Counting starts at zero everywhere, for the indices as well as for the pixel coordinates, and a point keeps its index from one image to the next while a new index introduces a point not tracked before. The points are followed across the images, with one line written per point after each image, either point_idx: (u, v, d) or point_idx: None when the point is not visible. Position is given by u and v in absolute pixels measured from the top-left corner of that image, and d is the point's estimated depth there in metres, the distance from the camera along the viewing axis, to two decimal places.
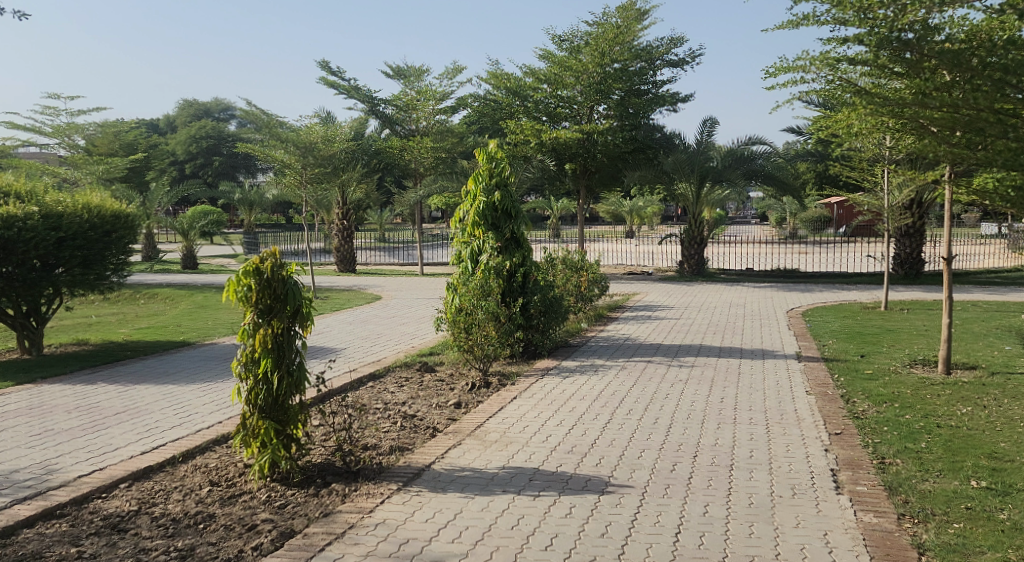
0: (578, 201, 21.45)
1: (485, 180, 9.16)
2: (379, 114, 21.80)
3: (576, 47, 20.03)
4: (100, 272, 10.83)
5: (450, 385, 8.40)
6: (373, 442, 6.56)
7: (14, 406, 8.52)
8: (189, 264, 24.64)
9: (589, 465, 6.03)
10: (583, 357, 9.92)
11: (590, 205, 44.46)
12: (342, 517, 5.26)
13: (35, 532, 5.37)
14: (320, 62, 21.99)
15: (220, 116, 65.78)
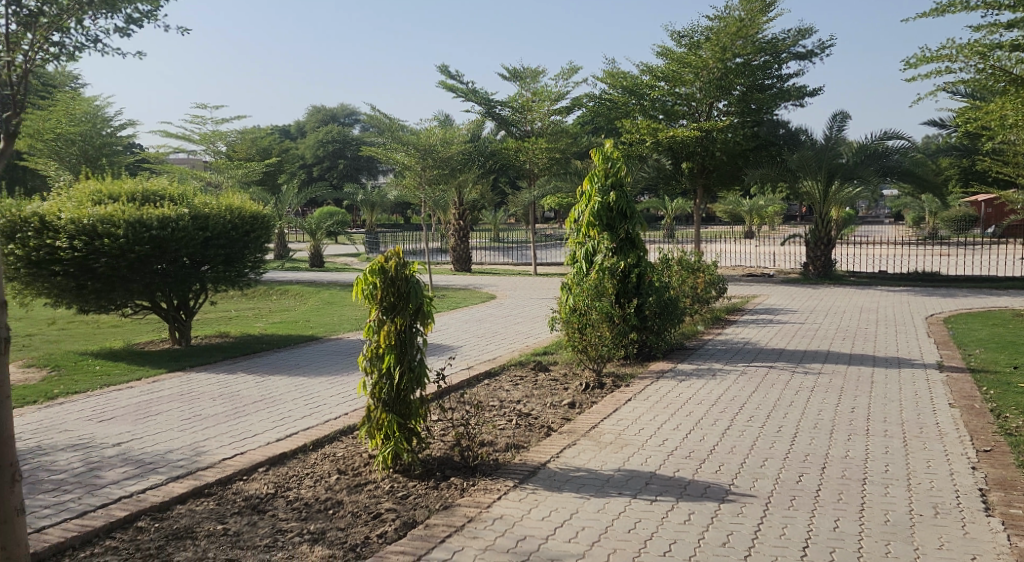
0: (695, 201, 21.16)
1: (601, 180, 9.27)
2: (496, 115, 22.16)
3: (696, 42, 19.78)
4: (241, 270, 11.56)
5: (564, 385, 8.56)
6: (490, 439, 6.79)
7: (166, 392, 9.24)
8: (316, 263, 25.67)
9: (709, 472, 6.07)
10: (698, 360, 9.89)
11: (709, 205, 43.70)
12: (461, 510, 5.49)
13: (187, 508, 5.87)
14: (440, 65, 22.56)
15: (345, 121, 68.07)
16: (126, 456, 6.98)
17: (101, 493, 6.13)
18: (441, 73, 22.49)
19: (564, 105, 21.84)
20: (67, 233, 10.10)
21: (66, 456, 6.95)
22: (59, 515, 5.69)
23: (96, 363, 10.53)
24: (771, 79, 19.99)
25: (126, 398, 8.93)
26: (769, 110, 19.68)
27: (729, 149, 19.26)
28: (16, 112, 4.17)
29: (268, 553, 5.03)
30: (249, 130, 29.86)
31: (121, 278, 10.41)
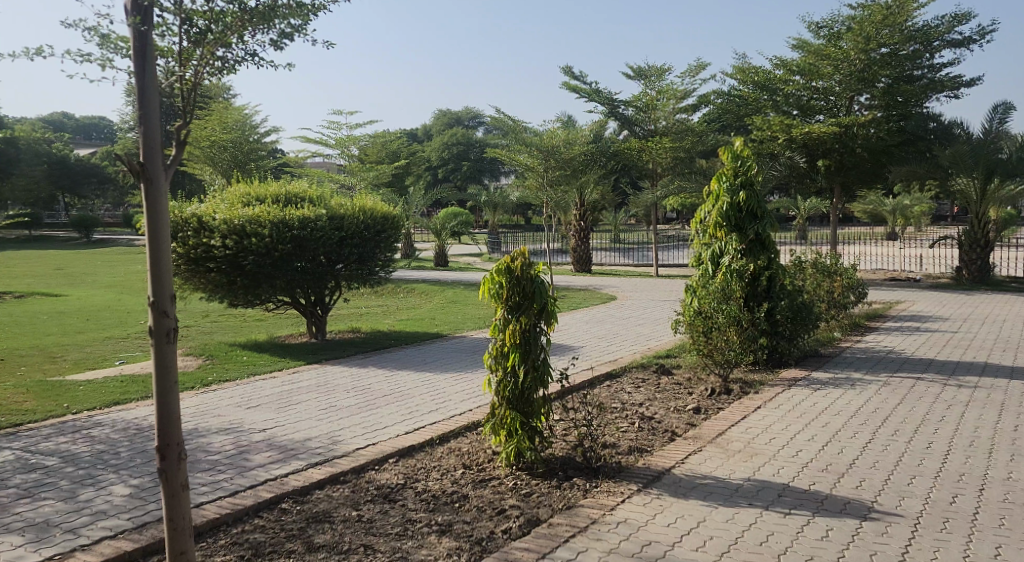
0: (833, 201, 20.07)
1: (729, 180, 9.16)
2: (620, 115, 22.13)
3: (836, 34, 19.21)
4: (372, 268, 12.06)
5: (689, 389, 8.52)
6: (612, 441, 6.85)
7: (305, 383, 9.77)
8: (441, 263, 26.22)
9: (847, 487, 5.94)
10: (832, 368, 9.62)
11: (846, 204, 41.98)
12: (585, 511, 5.57)
13: (325, 494, 6.23)
14: (564, 67, 22.72)
15: (470, 123, 69.14)
16: (270, 442, 7.46)
17: (250, 475, 6.58)
18: (565, 74, 22.69)
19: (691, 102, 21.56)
20: (220, 232, 10.88)
21: (219, 439, 7.50)
22: (214, 493, 6.16)
23: (243, 353, 11.25)
24: (922, 69, 19.14)
25: (268, 387, 9.51)
26: (917, 104, 18.92)
27: (871, 146, 18.51)
28: (185, 123, 4.57)
29: (399, 541, 5.27)
30: (380, 134, 30.81)
31: (265, 275, 11.09)
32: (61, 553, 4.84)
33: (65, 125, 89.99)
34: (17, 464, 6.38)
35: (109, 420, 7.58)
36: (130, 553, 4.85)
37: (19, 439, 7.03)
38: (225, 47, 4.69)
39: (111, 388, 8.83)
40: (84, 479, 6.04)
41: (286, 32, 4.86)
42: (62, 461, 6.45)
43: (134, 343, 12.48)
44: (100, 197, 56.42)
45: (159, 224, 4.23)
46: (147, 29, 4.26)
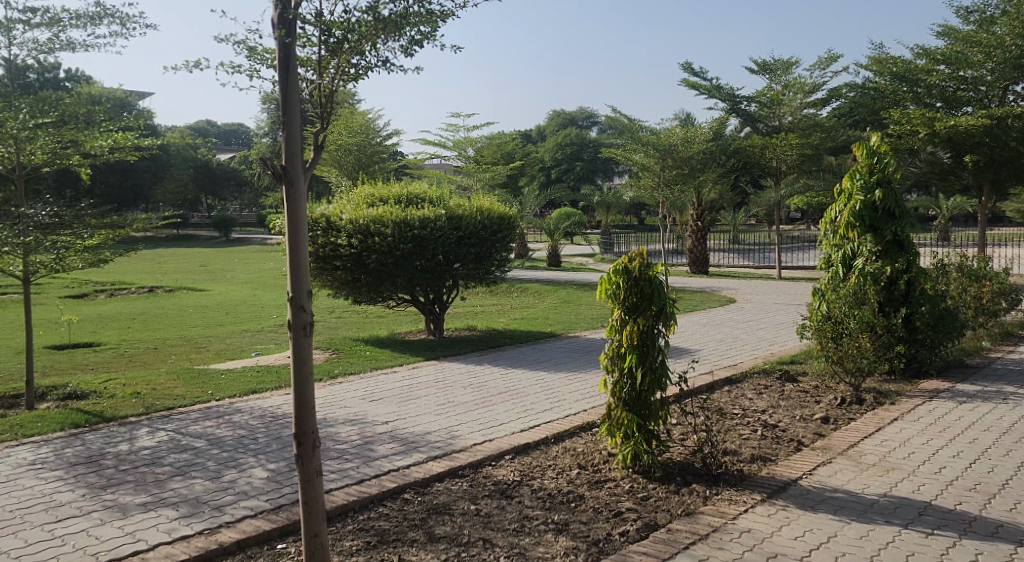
0: (981, 201, 18.75)
1: (864, 177, 8.95)
2: (742, 112, 21.69)
3: (989, 19, 18.24)
4: (488, 268, 12.28)
5: (816, 398, 8.31)
6: (735, 448, 6.76)
7: (424, 379, 10.07)
8: (554, 263, 26.32)
9: (998, 509, 5.66)
10: (978, 380, 9.13)
11: (995, 202, 39.56)
12: (706, 519, 5.52)
13: (444, 486, 6.42)
14: (683, 63, 22.28)
15: (584, 123, 69.12)
16: (393, 434, 7.75)
17: (375, 464, 6.87)
18: (685, 71, 22.33)
19: (820, 96, 20.86)
20: (347, 232, 11.39)
21: (345, 430, 7.85)
22: (342, 480, 6.47)
23: (366, 348, 11.71)
24: None
25: (388, 382, 9.84)
26: None
27: None
28: (322, 129, 4.84)
29: (517, 537, 5.39)
30: (496, 135, 31.16)
31: (387, 273, 11.48)
32: (208, 528, 5.21)
33: (204, 131, 95.72)
34: (169, 443, 6.88)
35: (248, 407, 8.06)
36: (268, 532, 5.17)
37: (171, 421, 7.57)
38: (359, 54, 4.92)
39: (249, 377, 9.37)
40: (228, 460, 6.46)
41: (416, 39, 5.06)
42: (207, 443, 6.91)
43: (268, 336, 13.16)
44: (236, 199, 59.57)
45: (298, 224, 4.48)
46: (291, 41, 4.54)
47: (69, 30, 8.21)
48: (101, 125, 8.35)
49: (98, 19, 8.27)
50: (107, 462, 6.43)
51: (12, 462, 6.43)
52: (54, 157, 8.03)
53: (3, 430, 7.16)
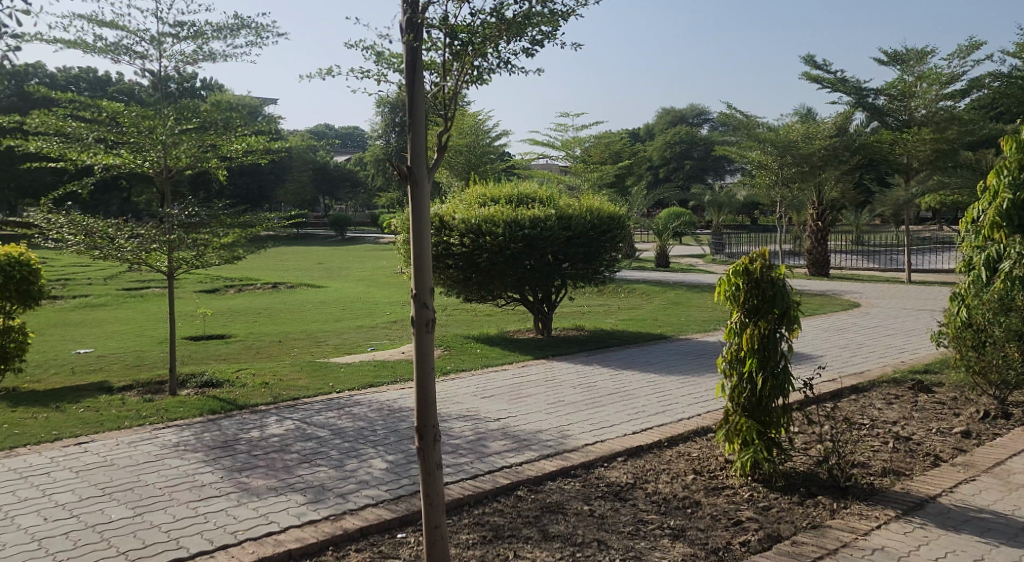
0: None
1: (1010, 174, 8.51)
2: (869, 105, 20.89)
3: None
4: (596, 268, 12.19)
5: (955, 411, 7.92)
6: (864, 461, 6.51)
7: (534, 377, 10.13)
8: (662, 263, 25.96)
9: None
10: None
11: None
12: (834, 533, 5.34)
13: (557, 486, 6.44)
14: (806, 56, 21.71)
15: (695, 121, 67.74)
16: (506, 431, 7.83)
17: (488, 460, 6.96)
18: (807, 64, 21.71)
19: (959, 87, 19.80)
20: (459, 231, 11.65)
21: (459, 425, 7.98)
22: (457, 474, 6.58)
23: (477, 346, 11.87)
24: None
25: (499, 380, 9.93)
26: None
27: None
28: (445, 129, 4.92)
29: (632, 540, 5.35)
30: (604, 135, 31.07)
31: (498, 273, 11.65)
32: (333, 515, 5.41)
33: (321, 135, 99.94)
34: (296, 432, 7.16)
35: (366, 400, 8.30)
36: (389, 522, 5.32)
37: (296, 411, 7.87)
38: (482, 56, 4.97)
39: (365, 371, 9.66)
40: (350, 450, 6.67)
41: (536, 39, 5.08)
42: (330, 433, 7.15)
43: (384, 332, 13.52)
44: (350, 200, 61.30)
45: (422, 222, 4.58)
46: (419, 45, 4.64)
47: (211, 42, 8.65)
48: (237, 129, 8.79)
49: (237, 30, 8.69)
50: (241, 447, 6.75)
51: (158, 443, 6.83)
52: (196, 160, 8.51)
53: (148, 413, 7.62)
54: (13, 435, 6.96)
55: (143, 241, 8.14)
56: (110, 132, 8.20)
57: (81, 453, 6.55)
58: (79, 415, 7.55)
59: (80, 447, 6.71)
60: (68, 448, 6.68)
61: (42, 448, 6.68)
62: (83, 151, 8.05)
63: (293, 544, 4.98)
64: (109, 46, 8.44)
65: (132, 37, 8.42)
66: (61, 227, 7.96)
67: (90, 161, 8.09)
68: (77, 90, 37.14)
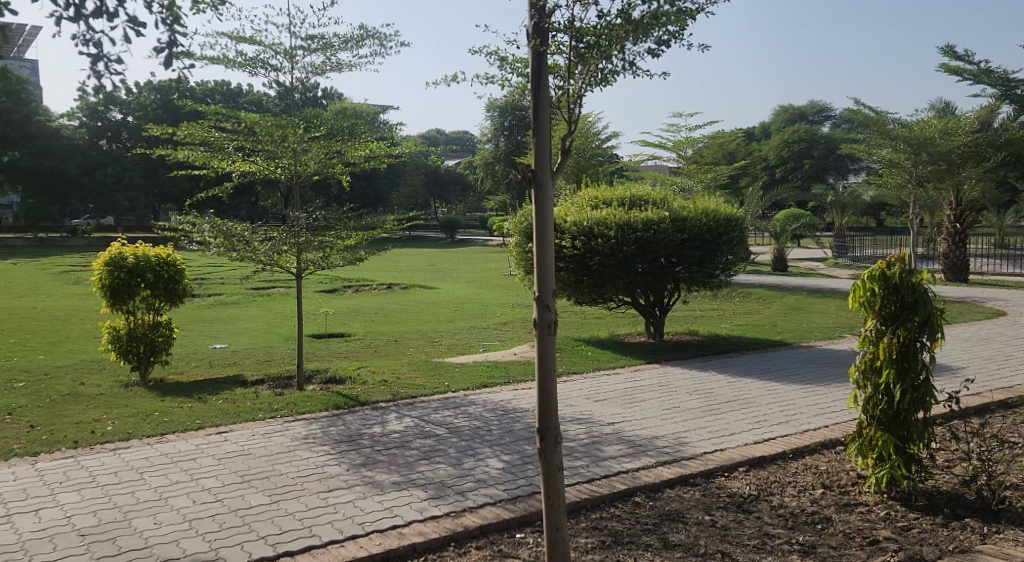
0: None
1: None
2: (1017, 97, 19.74)
3: None
4: (712, 270, 11.79)
5: None
6: (1018, 483, 6.07)
7: (649, 382, 9.95)
8: (780, 267, 25.21)
9: None
10: None
11: None
12: (985, 559, 4.99)
13: (676, 494, 6.29)
14: (945, 47, 20.67)
15: (815, 118, 65.45)
16: (621, 435, 7.71)
17: (604, 465, 6.86)
18: (946, 55, 20.67)
19: None
20: (570, 234, 11.61)
21: (574, 429, 7.92)
22: (574, 478, 6.52)
23: (589, 349, 11.78)
24: None
25: (614, 383, 9.82)
26: None
27: None
28: (569, 132, 4.87)
29: (759, 553, 5.17)
30: (717, 135, 30.50)
31: (609, 276, 11.55)
32: (455, 511, 5.44)
33: (433, 141, 102.58)
34: (415, 429, 7.26)
35: (481, 400, 8.34)
36: (508, 521, 5.32)
37: (414, 409, 7.98)
38: (607, 58, 4.87)
39: (479, 371, 9.71)
40: (467, 449, 6.71)
41: (663, 38, 4.91)
42: (447, 432, 7.21)
43: (496, 333, 13.60)
44: (461, 204, 62.21)
45: (545, 226, 4.53)
46: (545, 49, 4.61)
47: (339, 53, 8.88)
48: (360, 137, 9.01)
49: (363, 41, 8.91)
50: (365, 441, 6.89)
51: (289, 435, 7.05)
52: (322, 167, 8.79)
53: (279, 407, 7.88)
54: (162, 423, 7.32)
55: (275, 242, 8.45)
56: (247, 140, 8.57)
57: (222, 442, 6.82)
58: (218, 406, 7.89)
59: (221, 436, 6.99)
60: (211, 437, 6.97)
61: (187, 436, 7.00)
62: (224, 159, 8.54)
63: (417, 538, 5.03)
64: (248, 59, 8.79)
65: (268, 51, 8.75)
66: (204, 230, 8.34)
67: (231, 169, 8.62)
68: (211, 100, 39.07)
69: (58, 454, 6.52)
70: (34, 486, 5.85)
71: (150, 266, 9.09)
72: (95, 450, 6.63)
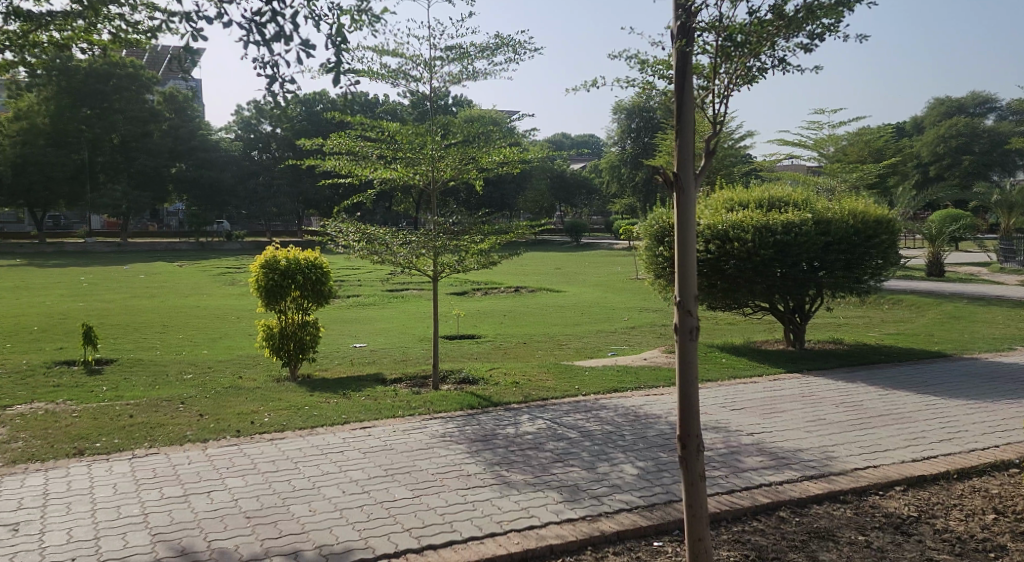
0: None
1: None
2: None
3: None
4: (860, 276, 11.14)
5: None
6: None
7: (790, 391, 9.51)
8: (937, 272, 23.80)
9: None
10: None
11: None
12: None
13: (825, 510, 5.94)
14: None
15: (976, 110, 61.13)
16: (762, 447, 7.37)
17: (744, 476, 6.57)
18: None
19: None
20: (705, 237, 11.24)
21: (711, 438, 7.64)
22: (713, 488, 6.27)
23: (724, 356, 11.39)
24: None
25: (753, 392, 9.44)
26: None
27: None
28: (714, 133, 4.66)
29: None
30: (864, 132, 29.08)
31: (745, 280, 11.11)
32: (590, 515, 5.32)
33: (562, 144, 103.34)
34: (549, 432, 7.18)
35: (613, 405, 8.18)
36: (645, 529, 5.15)
37: (546, 411, 7.91)
38: (756, 56, 4.60)
39: (611, 375, 9.55)
40: (600, 454, 6.57)
41: (817, 33, 4.58)
42: (580, 435, 7.09)
43: (624, 337, 13.37)
44: (591, 206, 62.03)
45: (688, 231, 4.33)
46: (690, 49, 4.41)
47: (475, 62, 8.94)
48: (493, 144, 9.05)
49: (498, 49, 8.93)
50: (500, 441, 6.87)
51: (429, 432, 7.12)
52: (457, 172, 8.88)
53: (417, 405, 7.98)
54: (312, 416, 7.56)
55: (413, 246, 8.57)
56: (388, 149, 8.73)
57: (367, 436, 6.96)
58: (361, 402, 8.07)
59: (366, 431, 7.14)
60: (356, 431, 7.12)
61: (336, 429, 7.18)
62: (367, 166, 8.73)
63: (554, 540, 4.94)
64: (390, 71, 8.97)
65: (408, 63, 8.91)
66: (349, 236, 8.61)
67: (374, 177, 8.75)
68: (352, 113, 40.53)
69: (224, 441, 6.82)
70: (205, 469, 6.14)
71: (300, 267, 9.45)
72: (255, 439, 6.89)
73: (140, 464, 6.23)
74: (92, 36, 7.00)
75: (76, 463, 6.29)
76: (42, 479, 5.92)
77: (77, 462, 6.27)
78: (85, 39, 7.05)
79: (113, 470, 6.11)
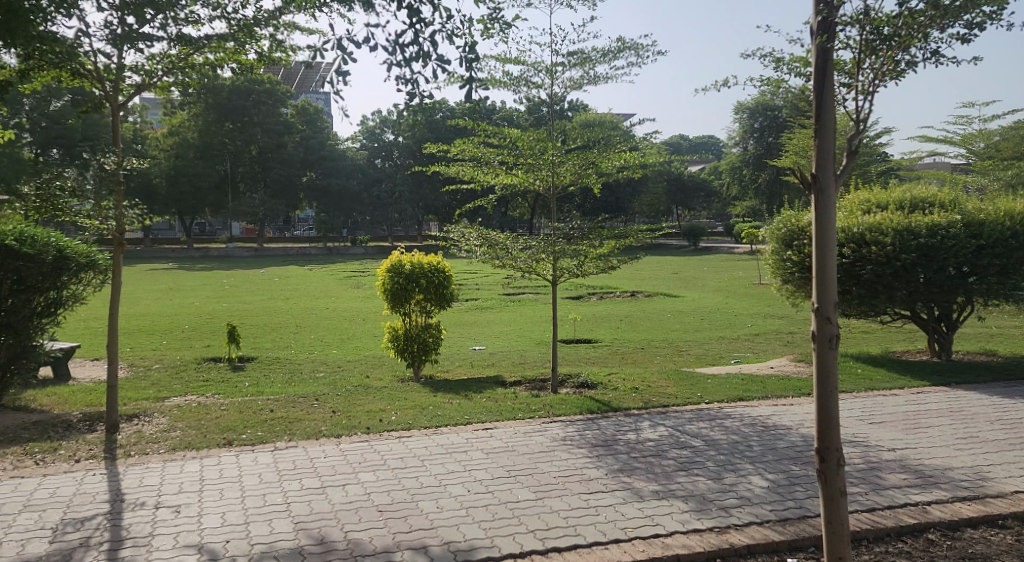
0: None
1: None
2: None
3: None
4: (1018, 282, 10.21)
5: None
6: None
7: (936, 405, 8.85)
8: None
9: None
10: None
11: None
12: None
13: (981, 535, 5.43)
14: None
15: None
16: (905, 463, 6.84)
17: (886, 494, 6.09)
18: None
19: None
20: (841, 241, 10.64)
21: (848, 451, 7.16)
22: (851, 504, 5.84)
23: (860, 366, 10.75)
24: None
25: (895, 404, 8.84)
26: None
27: None
28: (858, 130, 4.28)
29: None
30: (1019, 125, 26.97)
31: (885, 286, 10.44)
32: (719, 526, 5.03)
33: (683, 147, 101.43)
34: (672, 439, 6.89)
35: (739, 414, 7.79)
36: (777, 544, 4.82)
37: (668, 418, 7.61)
38: (906, 51, 4.15)
39: (736, 383, 9.15)
40: (727, 464, 6.24)
41: (976, 22, 4.10)
42: (705, 444, 6.77)
43: (750, 345, 12.85)
44: (714, 209, 60.41)
45: (828, 234, 3.99)
46: (832, 45, 4.05)
47: (597, 66, 8.74)
48: (615, 147, 8.81)
49: (621, 53, 8.70)
50: (621, 447, 6.64)
51: (550, 435, 6.97)
52: (578, 176, 8.70)
53: (537, 408, 7.84)
54: (436, 416, 7.54)
55: (534, 250, 8.47)
56: (510, 154, 8.65)
57: (488, 437, 6.87)
58: (483, 403, 8.01)
59: (488, 432, 7.05)
60: (478, 432, 7.05)
61: (458, 429, 7.14)
62: (489, 173, 8.70)
63: (682, 550, 4.70)
64: (512, 79, 8.90)
65: (530, 70, 8.80)
66: (471, 240, 8.59)
67: (495, 183, 8.70)
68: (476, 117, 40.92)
69: (354, 437, 6.88)
70: (339, 463, 6.19)
71: (425, 270, 9.50)
72: (383, 436, 6.92)
73: (282, 456, 6.35)
74: (241, 56, 7.10)
75: (226, 452, 6.47)
76: (198, 466, 6.12)
77: (228, 452, 6.45)
78: (234, 59, 7.14)
79: (258, 460, 6.25)
